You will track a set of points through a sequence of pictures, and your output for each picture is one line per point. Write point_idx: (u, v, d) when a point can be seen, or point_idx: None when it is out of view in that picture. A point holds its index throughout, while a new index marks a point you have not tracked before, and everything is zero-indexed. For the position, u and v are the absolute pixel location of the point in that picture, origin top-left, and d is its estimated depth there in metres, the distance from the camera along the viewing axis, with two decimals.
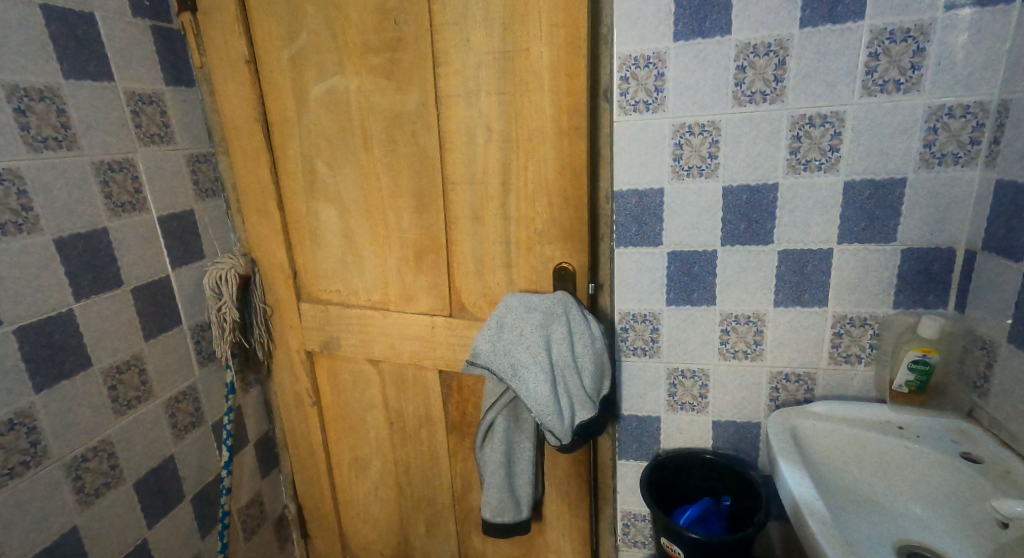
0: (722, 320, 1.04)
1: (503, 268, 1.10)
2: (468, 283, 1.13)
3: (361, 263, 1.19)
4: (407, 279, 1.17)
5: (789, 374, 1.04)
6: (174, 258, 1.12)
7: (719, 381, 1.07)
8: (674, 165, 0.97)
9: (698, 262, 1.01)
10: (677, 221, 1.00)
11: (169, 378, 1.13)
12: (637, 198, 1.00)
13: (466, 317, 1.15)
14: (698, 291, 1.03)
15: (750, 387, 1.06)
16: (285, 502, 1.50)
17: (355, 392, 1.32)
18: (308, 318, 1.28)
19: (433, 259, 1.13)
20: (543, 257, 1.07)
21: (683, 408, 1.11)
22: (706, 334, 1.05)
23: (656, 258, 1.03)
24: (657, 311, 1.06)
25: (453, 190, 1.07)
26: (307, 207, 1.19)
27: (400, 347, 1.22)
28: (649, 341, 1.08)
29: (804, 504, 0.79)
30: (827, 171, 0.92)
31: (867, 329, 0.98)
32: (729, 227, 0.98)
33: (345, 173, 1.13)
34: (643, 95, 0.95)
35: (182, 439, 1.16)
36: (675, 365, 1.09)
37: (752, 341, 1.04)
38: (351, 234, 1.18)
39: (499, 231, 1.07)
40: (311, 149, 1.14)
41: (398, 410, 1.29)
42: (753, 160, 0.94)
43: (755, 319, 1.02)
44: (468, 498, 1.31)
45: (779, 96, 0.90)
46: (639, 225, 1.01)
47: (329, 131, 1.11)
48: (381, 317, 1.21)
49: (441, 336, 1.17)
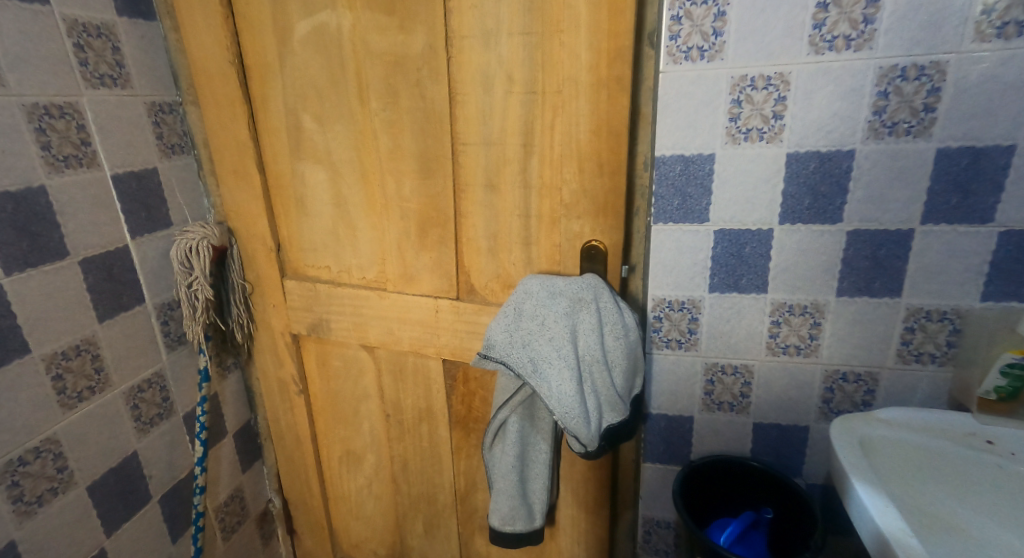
0: (773, 310, 0.91)
1: (521, 245, 0.94)
2: (478, 262, 0.97)
3: (356, 235, 1.04)
4: (408, 256, 1.01)
5: (847, 373, 0.91)
6: (133, 225, 0.96)
7: (764, 379, 0.95)
8: (730, 127, 0.82)
9: (749, 243, 0.88)
10: (727, 194, 0.86)
11: (130, 365, 0.97)
12: (682, 165, 0.85)
13: (476, 301, 1.00)
14: (747, 276, 0.90)
15: (800, 385, 0.94)
16: (269, 498, 1.36)
17: (349, 379, 1.18)
18: (294, 298, 1.13)
19: (439, 232, 0.97)
20: (569, 234, 0.90)
21: (721, 407, 0.99)
22: (753, 325, 0.92)
23: (700, 238, 0.89)
24: (697, 298, 0.93)
25: (463, 152, 0.91)
26: (293, 168, 1.03)
27: (399, 333, 1.08)
28: (686, 332, 0.96)
29: (895, 542, 0.65)
30: (916, 136, 0.77)
31: (945, 325, 0.84)
32: (791, 203, 0.84)
33: (337, 129, 0.97)
34: (698, 39, 0.79)
35: (147, 433, 1.01)
36: (714, 361, 0.96)
37: (807, 335, 0.90)
38: (344, 201, 1.02)
39: (517, 201, 0.91)
40: (296, 100, 0.97)
41: (396, 401, 1.16)
42: (826, 121, 0.79)
43: (812, 310, 0.89)
44: (473, 498, 1.19)
45: (866, 42, 0.74)
46: (682, 198, 0.87)
47: (319, 79, 0.94)
48: (377, 299, 1.06)
49: (446, 322, 1.03)
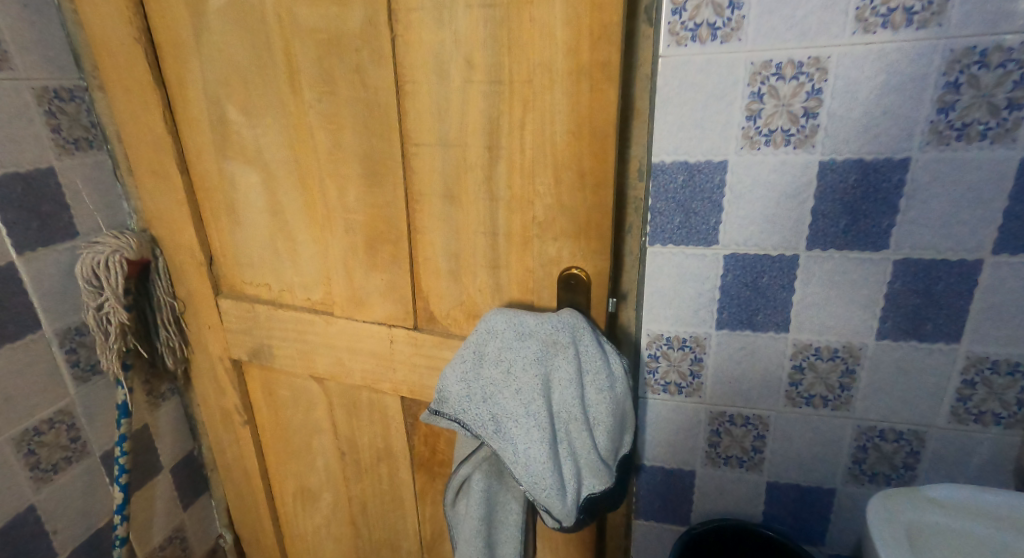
0: (794, 353, 0.74)
1: (487, 269, 0.77)
2: (438, 286, 0.81)
3: (297, 250, 0.88)
4: (356, 276, 0.85)
5: (886, 431, 0.74)
6: (22, 238, 0.80)
7: (781, 432, 0.79)
8: (747, 127, 0.65)
9: (768, 271, 0.71)
10: (742, 211, 0.69)
11: (20, 407, 0.82)
12: (686, 174, 0.69)
13: (436, 331, 0.84)
14: (764, 311, 0.73)
15: (826, 442, 0.77)
16: (219, 533, 1.23)
17: (298, 411, 1.03)
18: (231, 319, 0.97)
19: (391, 249, 0.81)
20: (543, 258, 0.73)
21: (728, 463, 0.83)
22: (769, 370, 0.76)
23: (708, 264, 0.72)
24: (702, 335, 0.77)
25: (416, 154, 0.73)
26: (221, 169, 0.86)
27: (350, 364, 0.92)
28: (687, 375, 0.79)
29: None
30: (995, 141, 0.59)
31: (1016, 379, 0.68)
32: (822, 224, 0.67)
33: (268, 124, 0.80)
34: (709, 14, 0.62)
35: (49, 483, 0.86)
36: (721, 409, 0.80)
37: (837, 385, 0.74)
38: (280, 210, 0.86)
39: (480, 216, 0.74)
40: (218, 88, 0.80)
41: (351, 439, 1.01)
42: (873, 121, 0.61)
43: (845, 355, 0.72)
44: (440, 548, 1.04)
45: (935, 16, 0.57)
46: (686, 215, 0.71)
47: (243, 61, 0.77)
48: (323, 325, 0.90)
49: (403, 354, 0.87)
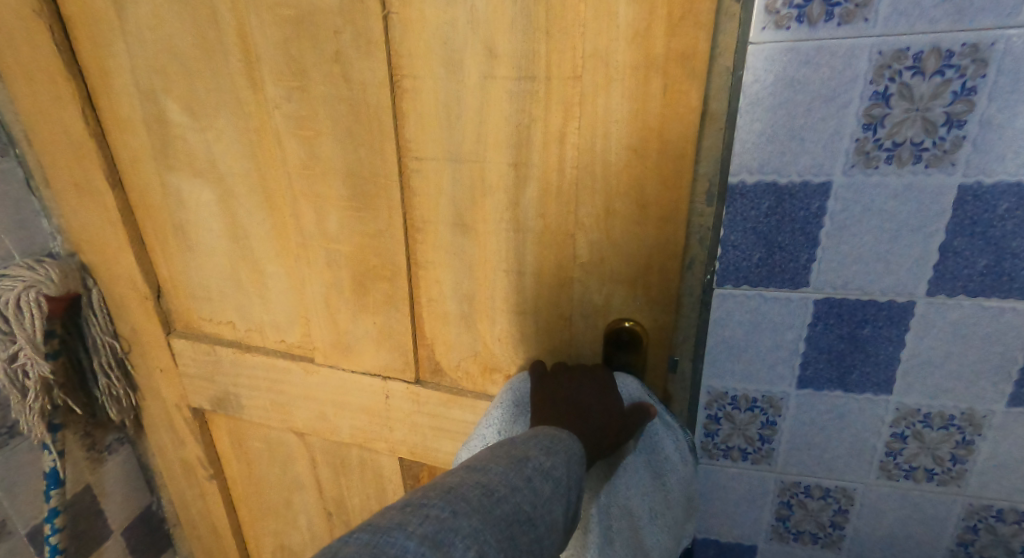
0: (895, 419, 0.55)
1: (511, 315, 0.60)
2: (446, 333, 0.64)
3: (265, 284, 0.70)
4: (340, 318, 0.67)
5: (1004, 511, 0.57)
6: None
7: (870, 507, 0.61)
8: (864, 139, 0.44)
9: (873, 317, 0.51)
10: (845, 245, 0.48)
11: None
12: (774, 200, 0.48)
13: (443, 385, 0.67)
14: (863, 369, 0.54)
15: (923, 519, 0.60)
16: None
17: (274, 466, 0.86)
18: (187, 362, 0.79)
19: (385, 288, 0.63)
20: (586, 307, 0.57)
21: (799, 539, 0.66)
22: (859, 439, 0.57)
23: (791, 311, 0.52)
24: (777, 397, 0.57)
25: (419, 170, 0.56)
26: (163, 183, 0.68)
27: (335, 419, 0.75)
28: (755, 441, 0.60)
29: None
30: None
31: None
32: (955, 263, 0.47)
33: (220, 128, 0.61)
34: None
35: None
36: (795, 480, 0.62)
37: (947, 457, 0.56)
38: (241, 234, 0.67)
39: (503, 251, 0.57)
40: (152, 79, 0.61)
41: (339, 499, 0.84)
42: None
43: (964, 423, 0.54)
44: None
45: None
46: (769, 251, 0.50)
47: (182, 43, 0.58)
48: (301, 374, 0.73)
49: (400, 412, 0.70)
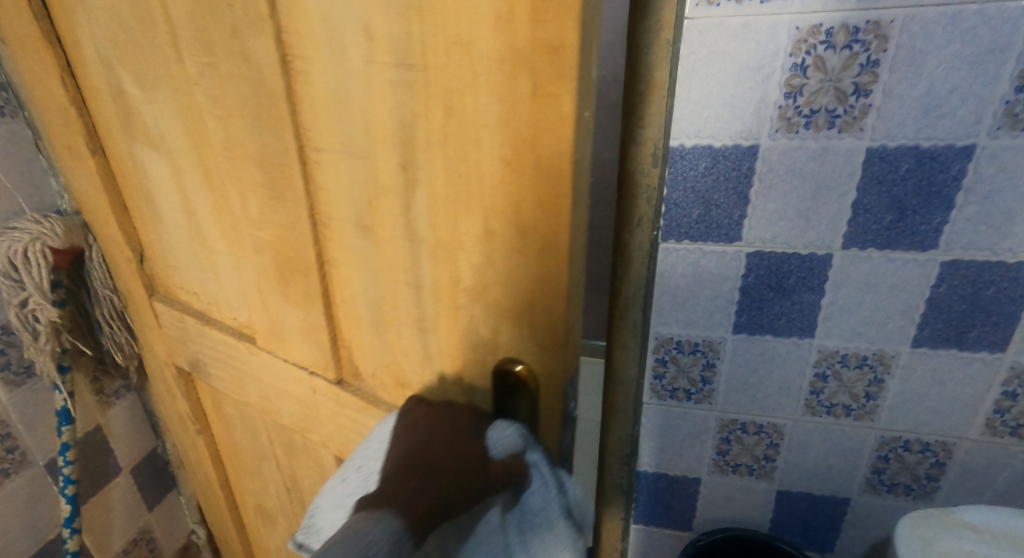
0: (818, 360, 0.62)
1: (415, 331, 0.53)
2: (361, 338, 0.59)
3: (215, 261, 0.69)
4: (272, 304, 0.65)
5: (912, 443, 0.65)
6: None
7: (798, 442, 0.68)
8: (784, 106, 0.51)
9: (795, 267, 0.58)
10: (769, 203, 0.55)
11: None
12: (709, 161, 0.54)
13: (362, 391, 0.63)
14: (789, 316, 0.61)
15: (845, 450, 0.67)
16: (192, 529, 1.19)
17: (244, 433, 0.89)
18: (167, 325, 0.83)
19: (302, 283, 0.59)
20: (483, 340, 0.49)
21: (736, 471, 0.72)
22: (788, 379, 0.64)
23: (727, 263, 0.59)
24: (716, 340, 0.64)
25: (319, 161, 0.50)
26: (131, 153, 0.69)
27: (279, 403, 0.74)
28: (698, 382, 0.67)
29: None
30: None
31: None
32: (863, 219, 0.54)
33: (162, 103, 0.61)
34: None
35: None
36: (733, 417, 0.68)
37: (862, 394, 0.63)
38: (192, 210, 0.67)
39: (401, 261, 0.50)
40: (107, 49, 0.62)
41: (294, 478, 0.85)
42: (936, 101, 0.48)
43: (876, 362, 0.61)
44: None
45: None
46: (707, 209, 0.57)
47: (122, 13, 0.57)
48: (248, 354, 0.73)
49: (327, 410, 0.67)
